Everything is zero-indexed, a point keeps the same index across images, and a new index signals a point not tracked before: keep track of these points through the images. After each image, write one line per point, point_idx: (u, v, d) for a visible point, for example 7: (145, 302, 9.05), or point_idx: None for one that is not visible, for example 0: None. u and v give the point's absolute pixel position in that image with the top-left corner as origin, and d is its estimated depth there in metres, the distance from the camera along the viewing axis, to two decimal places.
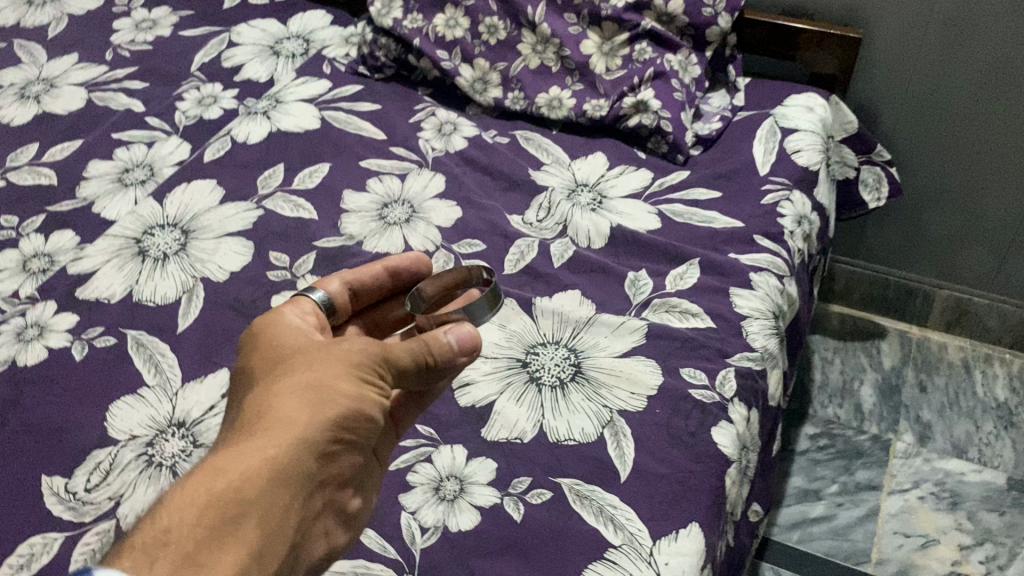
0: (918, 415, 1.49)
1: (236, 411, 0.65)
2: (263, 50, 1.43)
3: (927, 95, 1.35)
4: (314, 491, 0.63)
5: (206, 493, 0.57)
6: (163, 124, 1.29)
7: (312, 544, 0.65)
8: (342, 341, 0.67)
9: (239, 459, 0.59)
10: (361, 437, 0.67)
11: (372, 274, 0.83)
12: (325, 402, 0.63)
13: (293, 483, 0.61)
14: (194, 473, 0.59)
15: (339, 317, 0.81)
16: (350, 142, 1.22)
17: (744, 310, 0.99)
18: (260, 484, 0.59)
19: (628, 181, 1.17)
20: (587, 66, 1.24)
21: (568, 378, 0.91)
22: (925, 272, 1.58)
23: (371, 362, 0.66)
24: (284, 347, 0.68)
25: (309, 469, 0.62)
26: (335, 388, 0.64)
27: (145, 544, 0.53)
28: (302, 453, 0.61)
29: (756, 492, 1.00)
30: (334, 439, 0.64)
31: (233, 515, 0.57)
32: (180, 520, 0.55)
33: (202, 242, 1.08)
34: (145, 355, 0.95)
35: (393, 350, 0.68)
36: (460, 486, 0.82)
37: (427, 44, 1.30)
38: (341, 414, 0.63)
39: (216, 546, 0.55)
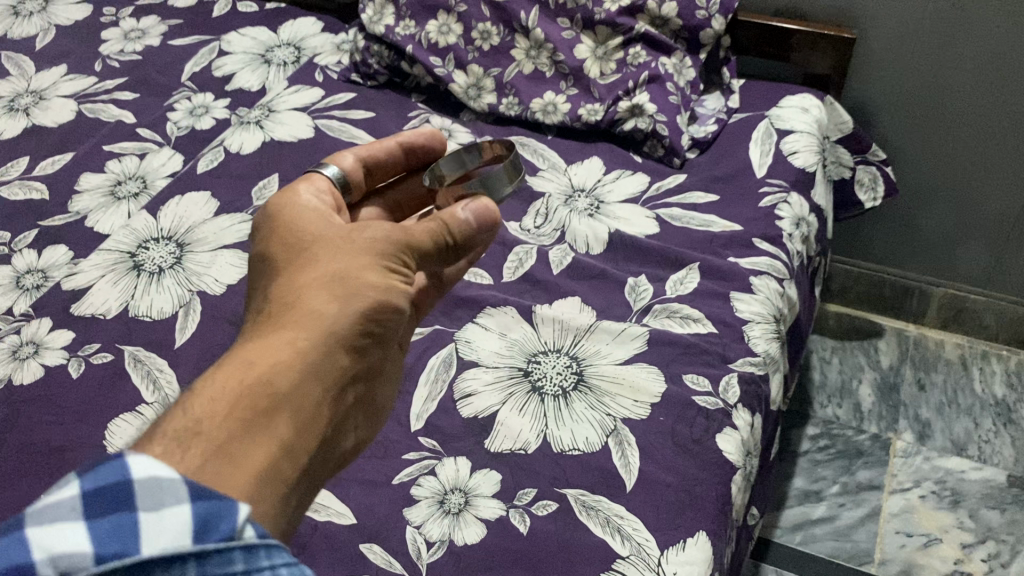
0: (917, 413, 1.49)
1: (261, 302, 0.67)
2: (254, 59, 1.41)
3: (921, 93, 1.35)
4: (344, 384, 0.64)
5: (239, 381, 0.58)
6: (155, 135, 1.28)
7: (344, 438, 0.67)
8: (363, 230, 0.69)
9: (270, 350, 0.60)
10: (386, 330, 0.68)
11: (383, 150, 0.86)
12: (351, 294, 0.65)
13: (324, 373, 0.62)
14: (224, 364, 0.60)
15: (353, 192, 0.84)
16: (344, 151, 1.21)
17: (746, 315, 0.99)
18: (293, 375, 0.60)
19: (625, 185, 1.17)
20: (581, 71, 1.23)
21: (570, 387, 0.91)
22: (922, 271, 1.58)
23: (393, 252, 0.69)
24: (304, 234, 0.70)
25: (337, 359, 0.63)
26: (361, 279, 0.66)
27: (178, 431, 0.54)
28: (330, 344, 0.63)
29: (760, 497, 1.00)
30: (361, 332, 0.65)
31: (267, 406, 0.58)
32: (213, 408, 0.56)
33: (198, 254, 1.07)
34: (143, 372, 0.94)
35: (413, 235, 0.70)
36: (467, 503, 0.81)
37: (419, 51, 1.28)
38: (367, 305, 0.65)
39: (252, 434, 0.56)
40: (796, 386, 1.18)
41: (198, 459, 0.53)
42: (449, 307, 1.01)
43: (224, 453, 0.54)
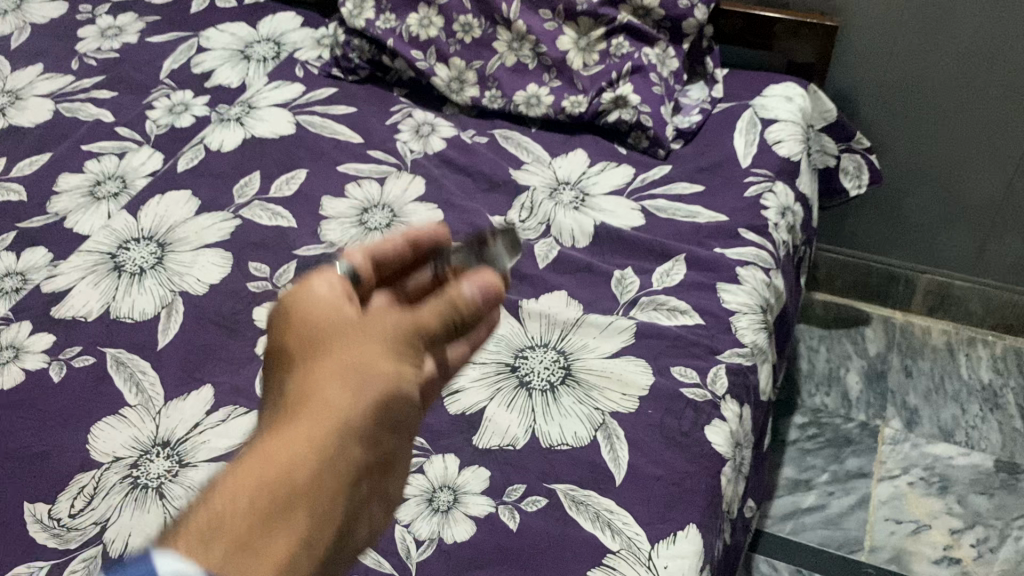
0: (905, 400, 1.50)
1: (273, 401, 0.58)
2: (233, 55, 1.40)
3: (905, 79, 1.35)
4: (365, 482, 0.57)
5: (256, 478, 0.50)
6: (134, 134, 1.26)
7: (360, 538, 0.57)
8: (375, 316, 0.62)
9: (288, 442, 0.53)
10: (405, 423, 0.61)
11: (395, 248, 0.71)
12: (371, 381, 0.57)
13: (345, 471, 0.54)
14: (238, 461, 0.52)
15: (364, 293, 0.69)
16: (326, 147, 1.20)
17: (732, 305, 0.99)
18: (314, 468, 0.52)
19: (609, 177, 1.16)
20: (564, 63, 1.22)
21: (557, 381, 0.90)
22: (907, 258, 1.58)
23: (406, 334, 0.62)
24: (315, 321, 0.60)
25: (357, 458, 0.55)
26: (378, 366, 0.58)
27: (192, 536, 0.46)
28: (348, 441, 0.55)
29: (751, 488, 1.00)
30: (380, 426, 0.58)
31: (286, 502, 0.50)
32: (233, 507, 0.49)
33: (179, 254, 1.06)
34: (125, 374, 0.93)
35: (424, 321, 0.64)
36: (462, 501, 0.80)
37: (400, 44, 1.27)
38: (387, 394, 0.58)
39: (270, 530, 0.49)
40: (785, 376, 1.18)
41: (217, 559, 0.46)
42: None
43: (250, 553, 0.47)
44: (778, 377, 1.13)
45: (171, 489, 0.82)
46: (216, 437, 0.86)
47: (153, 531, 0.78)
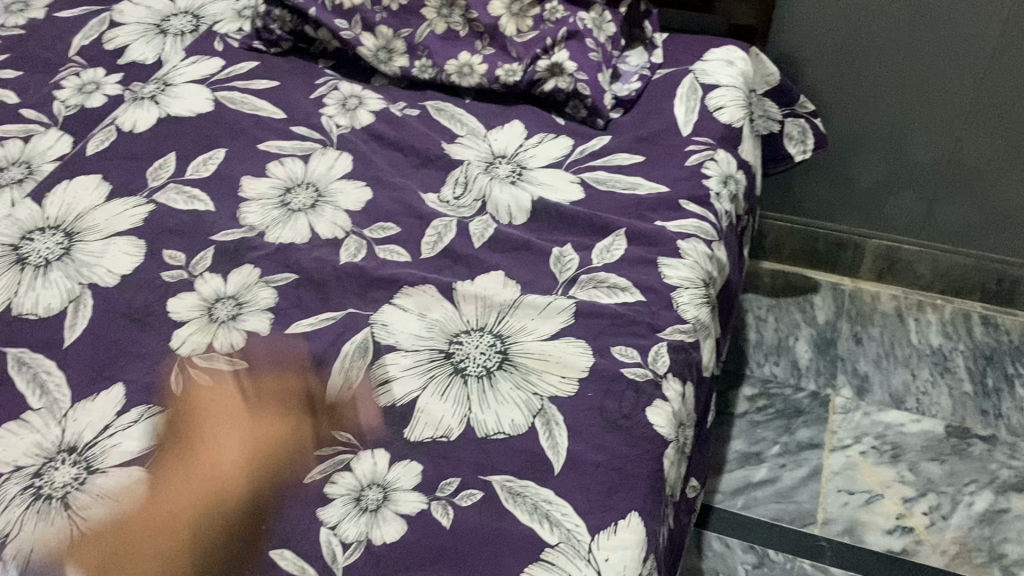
0: (855, 367, 1.48)
1: None
2: (149, 29, 1.31)
3: (848, 38, 1.31)
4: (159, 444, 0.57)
5: None
6: (41, 116, 1.18)
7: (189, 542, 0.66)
8: None
9: None
10: None
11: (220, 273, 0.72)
12: None
13: None
14: None
15: None
16: (247, 124, 1.13)
17: (673, 280, 0.96)
18: None
19: (547, 149, 1.11)
20: (496, 30, 1.16)
21: (494, 366, 0.86)
22: (855, 224, 1.56)
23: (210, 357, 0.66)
24: None
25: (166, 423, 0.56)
26: None
27: None
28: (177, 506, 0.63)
29: (695, 468, 0.97)
30: None
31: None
32: None
33: (88, 244, 0.99)
34: (28, 376, 0.86)
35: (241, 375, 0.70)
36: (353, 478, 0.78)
37: (323, 13, 1.20)
38: None
39: None
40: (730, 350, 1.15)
41: None
42: (363, 288, 0.94)
43: None
44: (722, 352, 1.10)
45: (77, 498, 0.76)
46: (129, 440, 0.80)
47: (58, 546, 0.73)
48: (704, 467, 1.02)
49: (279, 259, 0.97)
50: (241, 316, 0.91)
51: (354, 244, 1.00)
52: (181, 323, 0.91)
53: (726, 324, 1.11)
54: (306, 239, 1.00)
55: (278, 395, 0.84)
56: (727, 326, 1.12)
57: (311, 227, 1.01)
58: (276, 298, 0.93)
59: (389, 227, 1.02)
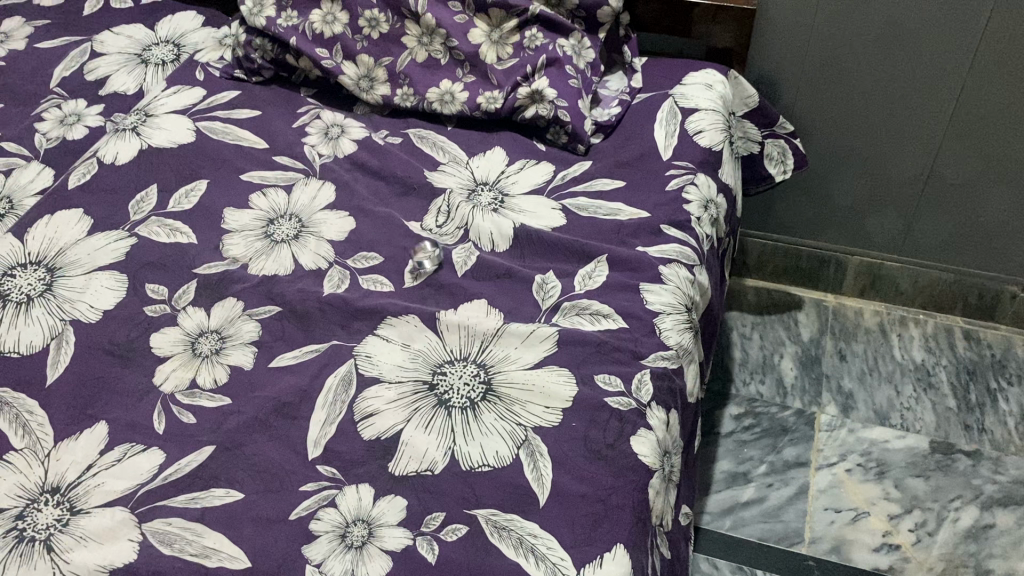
0: (840, 384, 1.49)
1: None
2: (130, 59, 1.31)
3: (826, 60, 1.33)
4: None
5: None
6: (22, 149, 1.18)
7: None
8: None
9: None
10: None
11: None
12: None
13: None
14: None
15: None
16: (228, 155, 1.13)
17: (656, 306, 0.96)
18: None
19: (529, 176, 1.12)
20: (477, 57, 1.17)
21: (478, 398, 0.86)
22: (836, 241, 1.57)
23: None
24: None
25: None
26: None
27: None
28: None
29: (685, 494, 0.98)
30: None
31: None
32: None
33: (70, 279, 0.98)
34: (11, 415, 0.86)
35: None
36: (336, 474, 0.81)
37: (304, 43, 1.20)
38: None
39: None
40: (715, 372, 1.16)
41: None
42: (346, 319, 0.94)
43: None
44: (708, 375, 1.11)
45: (60, 540, 0.76)
46: (112, 479, 0.80)
47: None
48: (694, 491, 1.02)
49: (262, 292, 0.97)
50: (224, 351, 0.91)
51: (338, 274, 1.00)
52: (164, 359, 0.91)
53: (710, 347, 1.12)
54: (289, 270, 1.00)
55: (256, 388, 0.88)
56: (713, 349, 1.12)
57: (294, 258, 1.01)
58: (260, 332, 0.93)
59: (372, 256, 1.02)
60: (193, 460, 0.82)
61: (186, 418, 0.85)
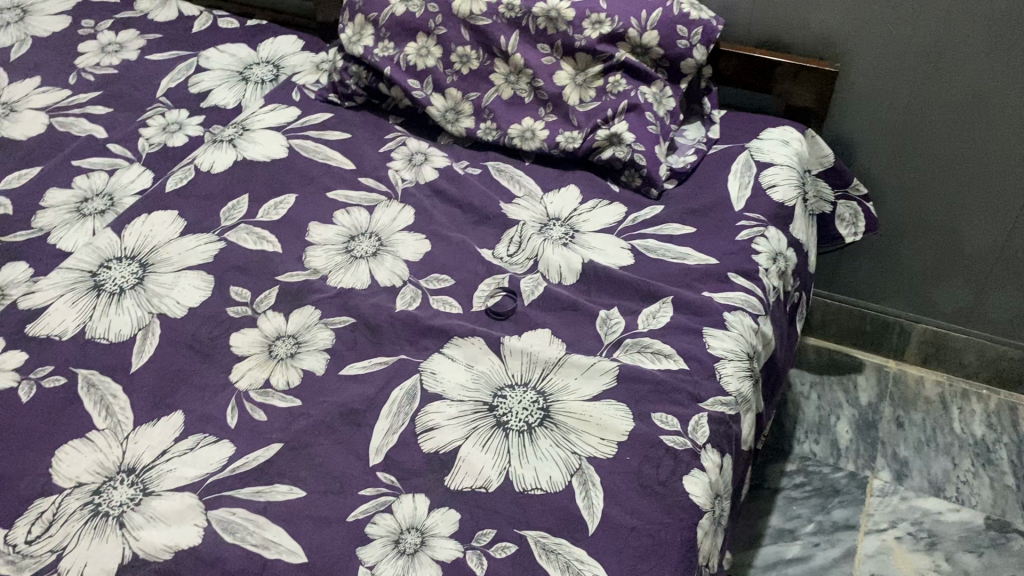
0: (895, 451, 1.48)
1: None
2: (232, 76, 1.39)
3: (906, 128, 1.33)
4: None
5: None
6: (126, 151, 1.25)
7: None
8: None
9: None
10: None
11: None
12: None
13: None
14: None
15: None
16: (317, 173, 1.19)
17: (718, 351, 0.97)
18: None
19: (601, 215, 1.15)
20: (560, 98, 1.21)
21: (535, 423, 0.88)
22: (902, 306, 1.56)
23: None
24: None
25: None
26: None
27: None
28: None
29: (728, 541, 0.97)
30: None
31: None
32: None
33: (161, 275, 1.04)
34: (96, 397, 0.91)
35: None
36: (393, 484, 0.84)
37: (398, 73, 1.26)
38: None
39: None
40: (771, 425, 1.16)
41: None
42: (414, 336, 0.98)
43: None
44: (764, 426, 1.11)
45: (132, 518, 0.80)
46: (183, 466, 0.85)
47: (111, 563, 0.77)
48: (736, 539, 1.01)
49: (338, 302, 1.02)
50: (298, 355, 0.96)
51: (410, 293, 1.04)
52: (242, 357, 0.96)
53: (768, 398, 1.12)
54: (365, 285, 1.04)
55: (325, 395, 0.92)
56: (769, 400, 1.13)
57: (371, 274, 1.06)
58: (333, 340, 0.98)
59: (443, 278, 1.06)
60: (261, 455, 0.86)
61: (258, 416, 0.90)
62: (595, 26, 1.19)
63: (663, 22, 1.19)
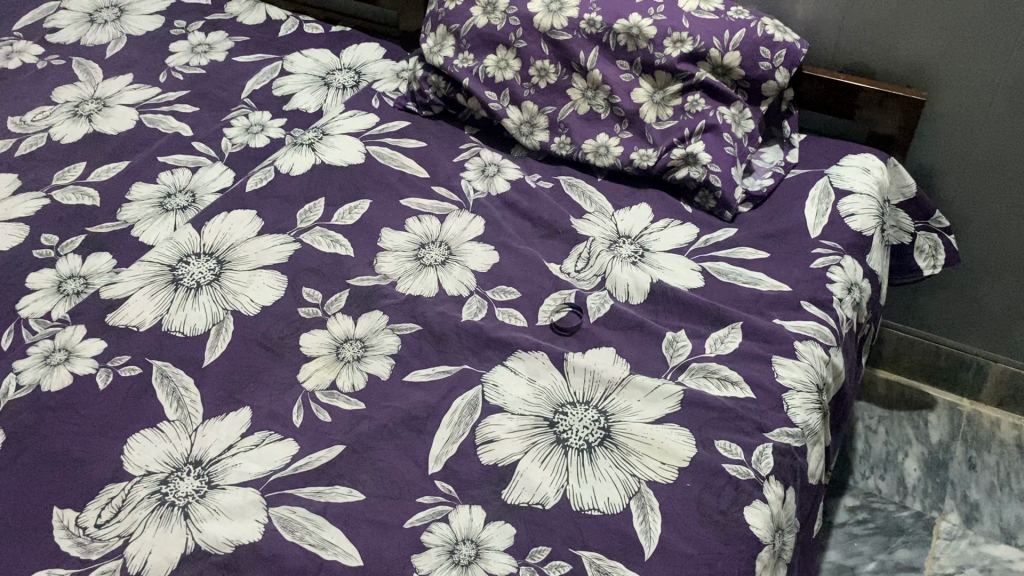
0: (965, 494, 1.43)
1: None
2: (315, 80, 1.42)
3: (992, 162, 1.29)
4: None
5: None
6: (210, 150, 1.29)
7: None
8: None
9: None
10: None
11: None
12: None
13: None
14: None
15: None
16: (392, 180, 1.21)
17: (786, 381, 0.96)
18: None
19: (672, 235, 1.14)
20: (637, 115, 1.20)
21: (595, 443, 0.88)
22: (980, 344, 1.51)
23: None
24: None
25: None
26: None
27: None
28: None
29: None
30: None
31: None
32: None
33: (237, 273, 1.07)
34: (168, 388, 0.94)
35: None
36: (451, 494, 0.84)
37: (476, 84, 1.27)
38: None
39: None
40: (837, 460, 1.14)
41: None
42: (479, 346, 0.98)
43: None
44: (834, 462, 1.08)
45: (196, 509, 0.82)
46: (248, 462, 0.87)
47: (174, 552, 0.79)
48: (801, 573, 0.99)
49: (406, 309, 1.03)
50: (365, 359, 0.97)
51: (477, 303, 1.04)
52: (311, 358, 0.97)
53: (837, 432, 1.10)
54: (433, 293, 1.05)
55: (388, 401, 0.93)
56: (838, 435, 1.10)
57: (439, 282, 1.07)
58: (400, 345, 0.99)
59: (510, 290, 1.06)
60: (323, 456, 0.87)
61: (323, 416, 0.91)
62: (676, 45, 1.18)
63: (746, 43, 1.17)
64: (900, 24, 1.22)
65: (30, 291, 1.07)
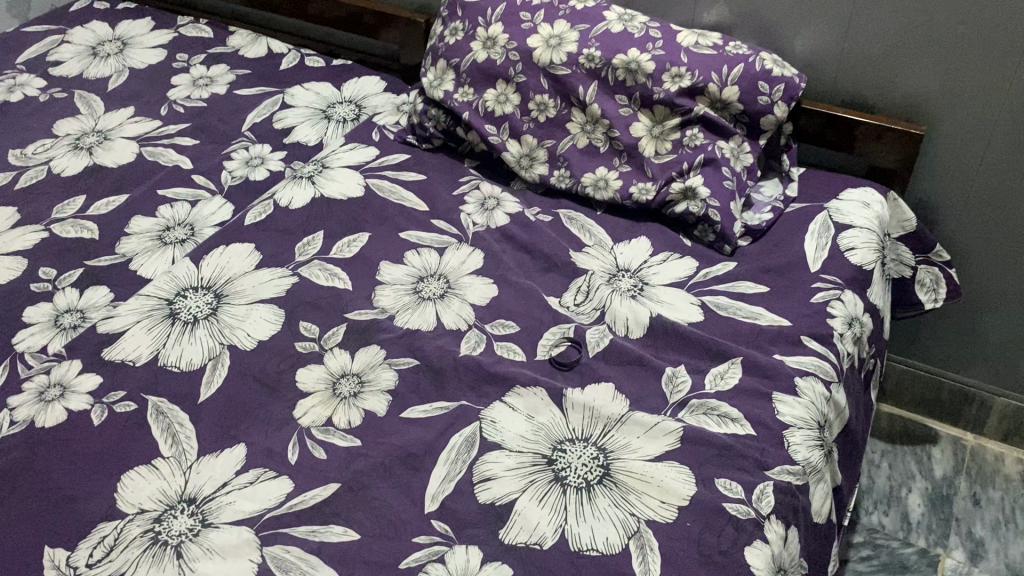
0: (970, 530, 1.41)
1: None
2: (315, 114, 1.42)
3: (992, 195, 1.29)
4: None
5: None
6: (210, 183, 1.29)
7: None
8: None
9: None
10: None
11: None
12: None
13: None
14: None
15: None
16: (392, 213, 1.21)
17: (788, 418, 0.95)
18: None
19: (672, 269, 1.13)
20: (635, 149, 1.20)
21: (594, 481, 0.87)
22: (983, 377, 1.51)
23: None
24: None
25: None
26: None
27: None
28: None
29: None
30: None
31: None
32: None
33: (234, 307, 1.06)
34: (164, 425, 0.93)
35: None
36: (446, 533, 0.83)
37: (475, 118, 1.27)
38: None
39: None
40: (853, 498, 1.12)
41: None
42: (476, 382, 0.97)
43: None
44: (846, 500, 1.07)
45: (189, 549, 0.81)
46: (242, 500, 0.86)
47: None
48: None
49: (404, 344, 1.02)
50: (361, 395, 0.96)
51: (475, 337, 1.04)
52: (307, 394, 0.97)
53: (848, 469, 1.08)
54: (431, 327, 1.05)
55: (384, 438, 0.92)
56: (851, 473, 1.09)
57: (438, 316, 1.06)
58: (397, 381, 0.98)
59: (509, 325, 1.05)
60: (318, 494, 0.86)
61: (318, 453, 0.90)
62: (674, 80, 1.18)
63: (744, 78, 1.18)
64: (897, 57, 1.22)
65: (27, 326, 1.06)
